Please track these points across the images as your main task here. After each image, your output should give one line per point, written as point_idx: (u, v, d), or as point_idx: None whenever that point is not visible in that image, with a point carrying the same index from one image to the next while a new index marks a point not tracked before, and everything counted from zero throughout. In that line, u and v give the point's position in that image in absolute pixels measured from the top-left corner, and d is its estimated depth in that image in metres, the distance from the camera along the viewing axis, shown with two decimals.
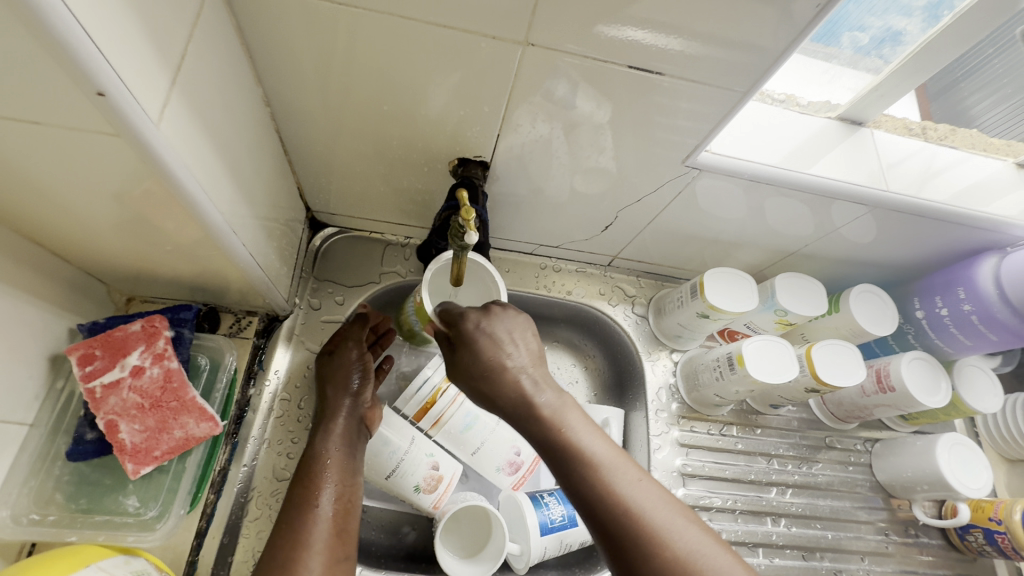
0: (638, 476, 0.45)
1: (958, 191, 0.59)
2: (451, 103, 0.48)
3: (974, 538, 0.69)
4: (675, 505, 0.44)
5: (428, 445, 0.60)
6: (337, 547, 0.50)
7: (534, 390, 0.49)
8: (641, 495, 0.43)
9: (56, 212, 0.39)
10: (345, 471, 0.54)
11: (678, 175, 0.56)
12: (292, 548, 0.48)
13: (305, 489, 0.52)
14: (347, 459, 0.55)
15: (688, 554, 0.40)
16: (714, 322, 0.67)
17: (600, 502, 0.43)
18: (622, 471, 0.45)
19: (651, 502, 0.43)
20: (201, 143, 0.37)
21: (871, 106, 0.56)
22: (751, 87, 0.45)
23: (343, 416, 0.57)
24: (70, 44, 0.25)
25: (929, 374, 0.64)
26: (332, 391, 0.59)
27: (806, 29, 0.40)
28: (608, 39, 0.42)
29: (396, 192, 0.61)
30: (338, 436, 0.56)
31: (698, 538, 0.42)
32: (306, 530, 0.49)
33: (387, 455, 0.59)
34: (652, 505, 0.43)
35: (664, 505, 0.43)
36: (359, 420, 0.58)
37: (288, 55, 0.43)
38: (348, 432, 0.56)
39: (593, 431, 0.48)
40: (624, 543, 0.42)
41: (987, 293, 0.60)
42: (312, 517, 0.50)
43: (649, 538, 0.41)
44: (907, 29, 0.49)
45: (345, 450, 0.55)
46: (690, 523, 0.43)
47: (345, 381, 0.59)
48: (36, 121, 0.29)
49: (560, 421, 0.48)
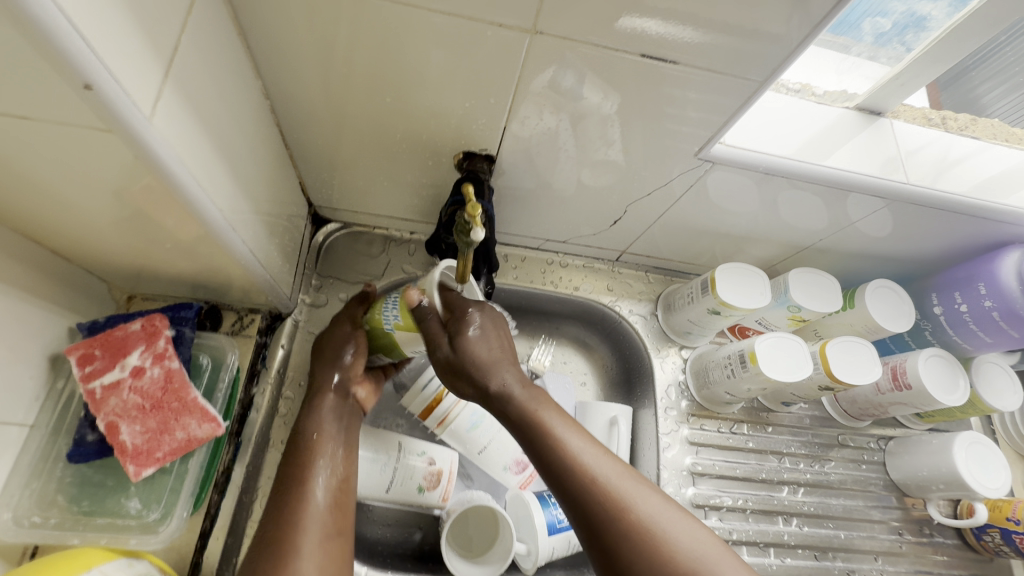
0: (603, 453, 0.48)
1: (981, 183, 0.57)
2: (455, 94, 0.46)
3: (991, 538, 0.68)
4: (636, 476, 0.48)
5: (419, 445, 0.60)
6: (330, 523, 0.46)
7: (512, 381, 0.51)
8: (606, 468, 0.47)
9: (52, 210, 0.38)
10: (339, 445, 0.52)
11: (690, 168, 0.54)
12: (281, 525, 0.44)
13: (297, 468, 0.49)
14: (338, 435, 0.52)
15: (654, 515, 0.44)
16: (725, 319, 0.66)
17: (570, 476, 0.46)
18: (589, 447, 0.48)
19: (617, 474, 0.47)
20: (197, 138, 0.36)
21: (892, 95, 0.54)
22: (767, 77, 0.43)
23: (334, 392, 0.55)
24: (54, 37, 0.23)
25: (948, 372, 0.63)
26: (323, 371, 0.56)
27: (827, 17, 0.38)
28: (620, 28, 0.40)
29: (400, 187, 0.60)
30: (329, 411, 0.54)
31: (661, 505, 0.45)
32: (295, 509, 0.45)
33: (378, 470, 0.58)
34: (617, 477, 0.46)
35: (629, 476, 0.47)
36: (352, 400, 0.57)
37: (287, 45, 0.41)
38: (337, 408, 0.55)
39: (568, 422, 0.50)
40: (593, 511, 0.45)
41: (1009, 289, 0.58)
42: (302, 499, 0.46)
43: (617, 503, 0.45)
44: (931, 14, 0.47)
45: (337, 426, 0.53)
46: (652, 493, 0.46)
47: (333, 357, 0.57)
48: (24, 116, 0.28)
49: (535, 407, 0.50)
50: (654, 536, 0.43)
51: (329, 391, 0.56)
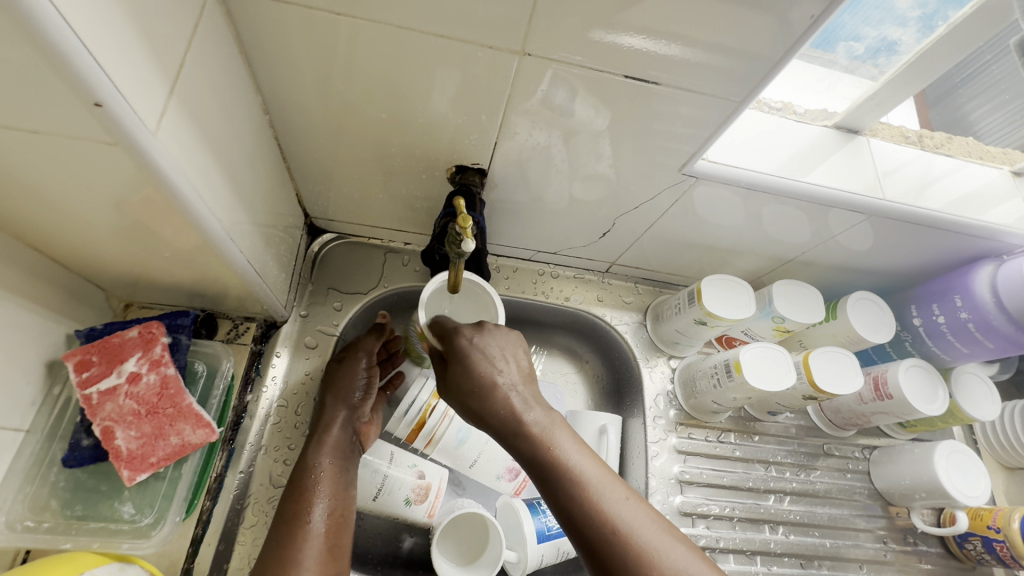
0: (626, 494, 0.44)
1: (956, 199, 0.59)
2: (448, 109, 0.48)
3: (973, 546, 0.69)
4: (660, 522, 0.43)
5: (409, 458, 0.61)
6: (328, 563, 0.49)
7: (524, 407, 0.47)
8: (629, 514, 0.42)
9: (54, 220, 0.40)
10: (338, 483, 0.54)
11: (676, 182, 0.56)
12: (282, 562, 0.47)
13: (298, 503, 0.51)
14: (340, 472, 0.55)
15: (676, 573, 0.40)
16: (712, 329, 0.67)
17: (589, 521, 0.42)
18: (607, 489, 0.43)
19: (640, 522, 0.42)
20: (199, 150, 0.37)
21: (868, 115, 0.56)
22: (746, 96, 0.45)
23: (337, 427, 0.57)
24: (70, 59, 0.25)
25: (927, 382, 0.65)
26: (331, 401, 0.59)
27: (803, 37, 0.40)
28: (604, 51, 0.42)
29: (395, 199, 0.61)
30: (331, 445, 0.56)
31: (686, 558, 0.41)
32: (297, 546, 0.49)
33: (369, 477, 0.59)
34: (639, 524, 0.42)
35: (650, 523, 0.42)
36: (352, 435, 0.58)
37: (287, 64, 0.43)
38: (339, 445, 0.57)
39: (583, 450, 0.46)
40: (610, 561, 0.41)
41: (984, 301, 0.60)
42: (303, 533, 0.49)
43: (636, 558, 0.40)
44: (901, 39, 0.50)
45: (338, 462, 0.55)
46: (677, 542, 0.42)
47: (345, 393, 0.60)
48: (35, 130, 0.29)
49: (549, 439, 0.45)
50: None
51: (334, 422, 0.58)
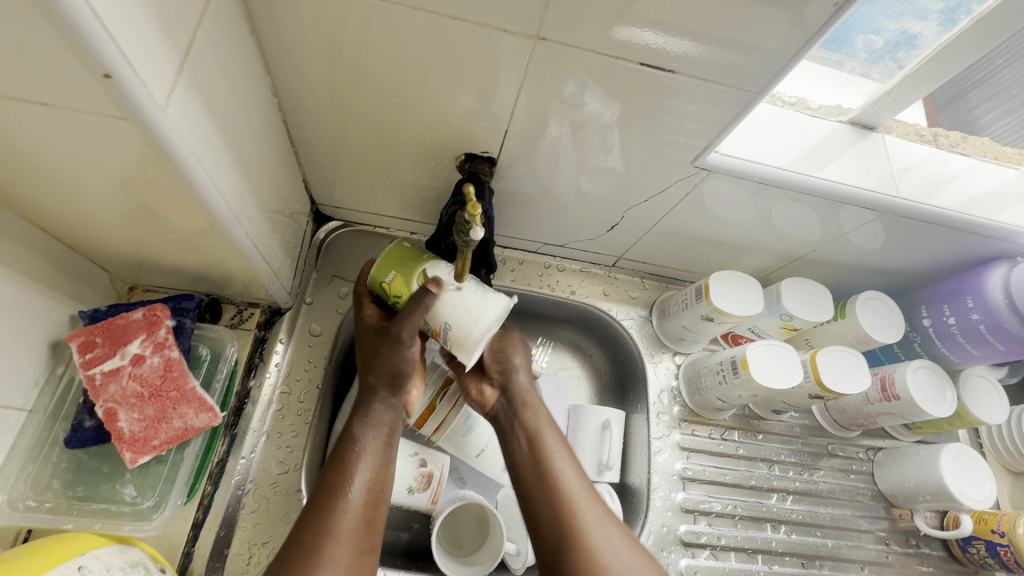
0: (576, 473, 0.56)
1: (971, 199, 0.58)
2: (458, 95, 0.47)
3: (976, 550, 0.68)
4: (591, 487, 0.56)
5: (410, 446, 0.61)
6: (364, 539, 0.48)
7: (520, 377, 0.61)
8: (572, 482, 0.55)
9: (59, 198, 0.39)
10: (380, 457, 0.53)
11: (687, 175, 0.55)
12: (318, 533, 0.46)
13: (339, 476, 0.50)
14: (383, 447, 0.53)
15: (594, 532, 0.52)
16: (719, 326, 0.67)
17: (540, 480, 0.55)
18: (562, 463, 0.56)
19: (578, 489, 0.55)
20: (207, 129, 0.37)
21: (884, 111, 0.56)
22: (762, 88, 0.45)
23: (382, 402, 0.55)
24: (80, 29, 0.25)
25: (935, 383, 0.64)
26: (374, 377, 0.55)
27: (821, 31, 0.39)
28: (619, 40, 0.41)
29: (402, 187, 0.61)
30: (375, 423, 0.54)
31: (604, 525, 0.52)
32: (332, 518, 0.47)
33: None
34: (579, 493, 0.54)
35: (586, 492, 0.55)
36: (398, 410, 0.56)
37: (298, 45, 0.43)
38: (383, 420, 0.55)
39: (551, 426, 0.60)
40: (545, 507, 0.54)
41: (996, 303, 0.59)
42: (340, 506, 0.48)
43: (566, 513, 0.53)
44: (922, 32, 0.49)
45: (382, 437, 0.54)
46: (607, 520, 0.53)
47: (390, 373, 0.55)
48: (42, 102, 0.29)
49: (525, 407, 0.60)
50: (589, 553, 0.50)
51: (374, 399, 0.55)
